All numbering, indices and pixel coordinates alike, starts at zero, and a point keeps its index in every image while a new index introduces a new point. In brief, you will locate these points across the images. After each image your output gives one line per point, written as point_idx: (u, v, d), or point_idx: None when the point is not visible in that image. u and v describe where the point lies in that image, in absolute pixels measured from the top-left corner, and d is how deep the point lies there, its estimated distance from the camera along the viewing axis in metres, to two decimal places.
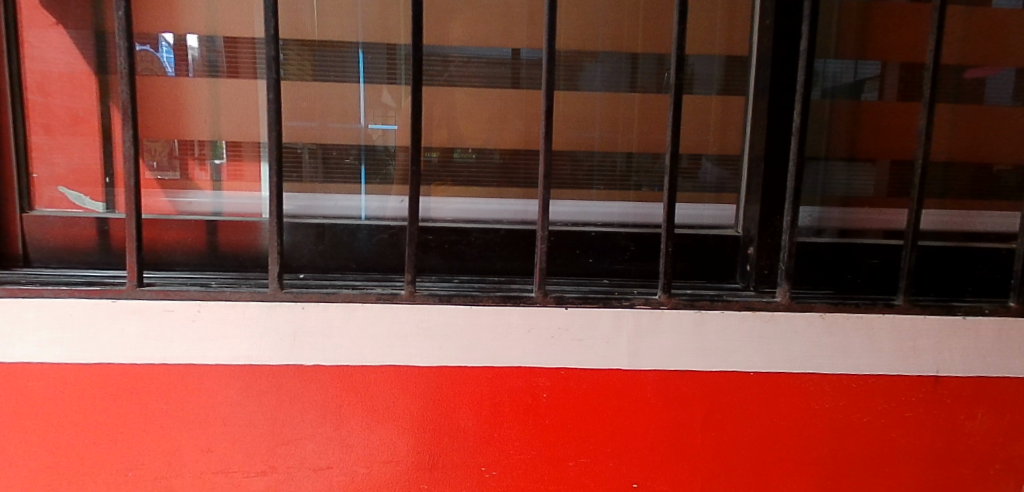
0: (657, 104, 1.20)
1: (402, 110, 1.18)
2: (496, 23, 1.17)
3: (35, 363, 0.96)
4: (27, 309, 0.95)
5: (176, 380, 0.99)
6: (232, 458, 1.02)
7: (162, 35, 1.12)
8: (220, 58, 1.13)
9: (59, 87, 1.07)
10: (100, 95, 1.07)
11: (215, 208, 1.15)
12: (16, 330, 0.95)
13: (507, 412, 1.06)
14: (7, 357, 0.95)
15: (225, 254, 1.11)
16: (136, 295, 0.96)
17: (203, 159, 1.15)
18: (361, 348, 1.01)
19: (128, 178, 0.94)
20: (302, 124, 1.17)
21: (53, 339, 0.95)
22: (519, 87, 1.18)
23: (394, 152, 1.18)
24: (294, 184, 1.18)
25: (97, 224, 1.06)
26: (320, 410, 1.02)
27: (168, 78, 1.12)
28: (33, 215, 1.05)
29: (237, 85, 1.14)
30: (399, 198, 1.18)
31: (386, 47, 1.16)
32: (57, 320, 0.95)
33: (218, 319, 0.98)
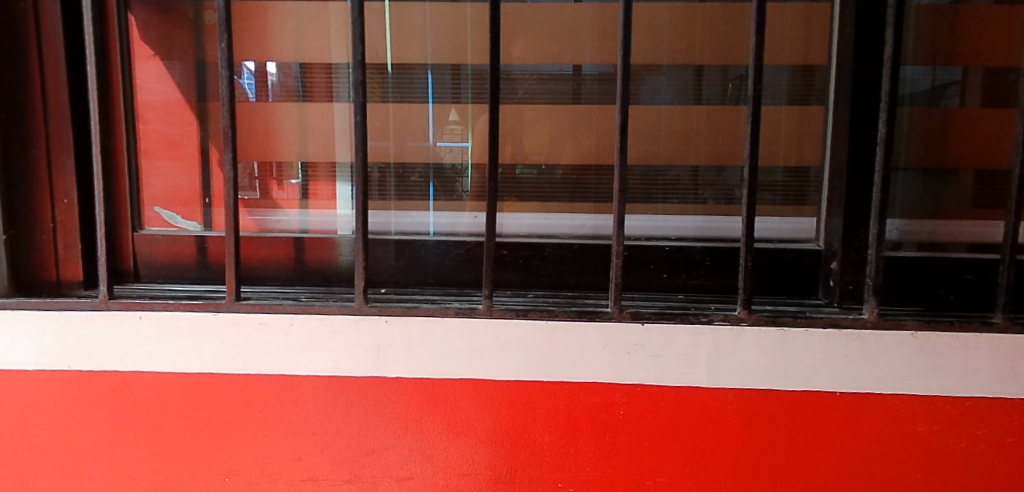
0: (726, 116, 1.18)
1: (476, 128, 1.20)
2: (562, 41, 1.18)
3: (143, 372, 1.02)
4: (139, 321, 1.01)
5: (267, 390, 1.03)
6: (320, 466, 1.05)
7: (243, 63, 1.18)
8: (297, 83, 1.18)
9: (163, 115, 1.14)
10: (200, 121, 1.15)
11: (302, 225, 1.20)
12: (129, 340, 1.02)
13: (584, 427, 1.06)
14: (118, 366, 1.02)
15: (312, 269, 1.16)
16: (235, 308, 1.01)
17: (282, 178, 1.20)
18: (441, 362, 1.04)
19: (229, 198, 1.00)
20: (377, 143, 1.21)
21: (162, 349, 1.02)
22: (580, 102, 1.19)
23: (463, 170, 1.21)
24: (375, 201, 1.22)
25: (197, 241, 1.13)
26: (402, 421, 1.05)
27: (260, 103, 1.19)
28: (143, 234, 1.12)
29: (324, 109, 1.19)
30: (473, 215, 1.21)
31: (452, 68, 1.19)
32: (166, 331, 1.02)
33: (308, 332, 1.02)
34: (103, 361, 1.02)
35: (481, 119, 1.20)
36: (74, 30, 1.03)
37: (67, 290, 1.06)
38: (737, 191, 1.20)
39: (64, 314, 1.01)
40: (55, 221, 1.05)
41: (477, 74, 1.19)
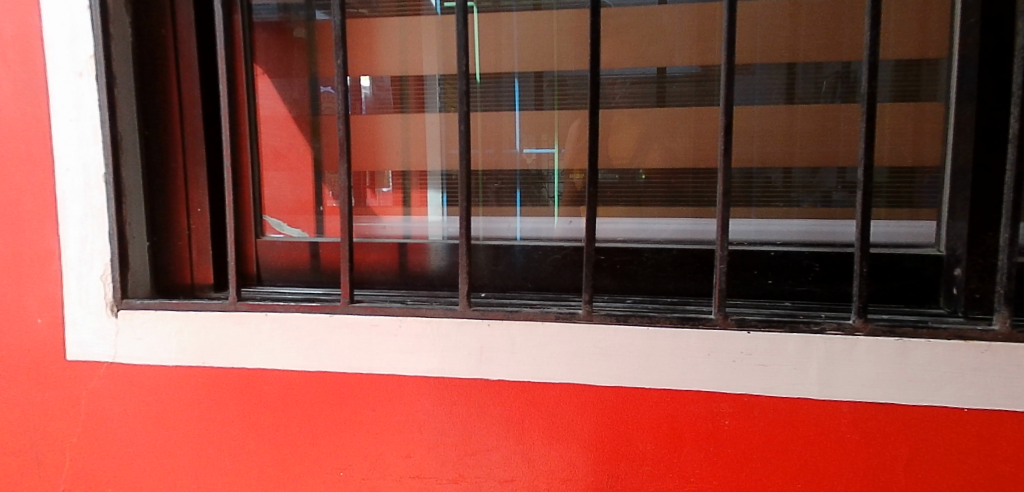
0: (820, 114, 1.14)
1: (573, 133, 1.21)
2: (650, 44, 1.17)
3: (268, 369, 1.08)
4: (264, 321, 1.07)
5: (377, 390, 1.07)
6: (426, 464, 1.08)
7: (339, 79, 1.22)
8: (388, 95, 1.24)
9: (279, 130, 1.22)
10: (313, 134, 1.22)
11: (405, 231, 1.25)
12: (255, 338, 1.07)
13: (687, 437, 1.04)
14: (247, 363, 1.07)
15: (415, 274, 1.20)
16: (349, 310, 1.06)
17: (374, 186, 1.26)
18: (542, 366, 1.05)
19: (343, 205, 1.06)
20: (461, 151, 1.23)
21: (286, 348, 1.07)
22: (664, 105, 1.18)
23: (548, 176, 1.22)
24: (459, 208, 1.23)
25: (311, 248, 1.19)
26: (504, 424, 1.07)
27: (359, 115, 1.24)
28: (264, 241, 1.20)
29: (427, 118, 1.23)
30: (562, 220, 1.21)
31: (534, 75, 1.20)
32: (290, 331, 1.07)
33: (416, 334, 1.06)
34: (232, 357, 1.08)
35: (574, 125, 1.21)
36: (206, 53, 1.12)
37: (199, 292, 1.15)
38: (834, 194, 1.15)
39: (198, 314, 1.07)
40: (190, 230, 1.14)
41: (564, 79, 1.20)
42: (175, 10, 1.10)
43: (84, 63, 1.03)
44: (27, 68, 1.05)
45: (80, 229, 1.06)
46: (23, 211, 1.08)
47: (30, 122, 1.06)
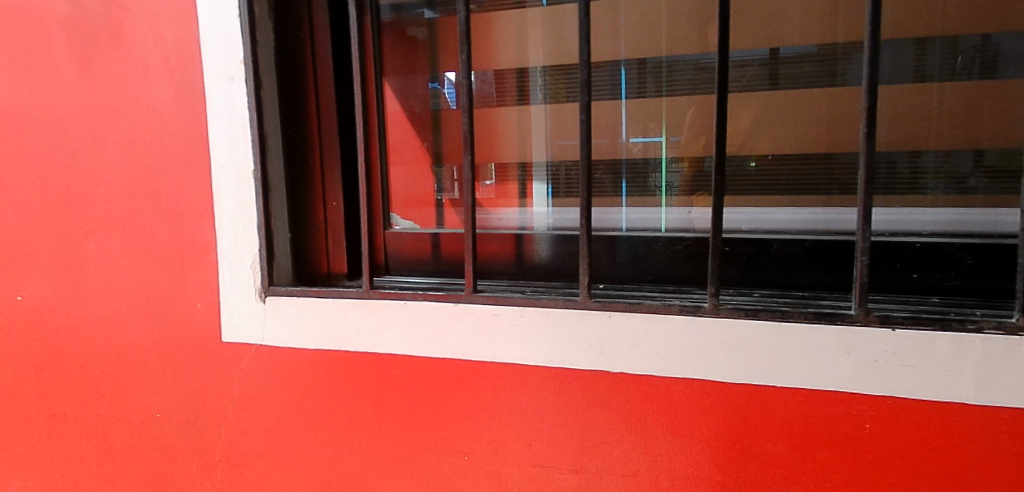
0: (952, 93, 1.04)
1: (691, 120, 1.16)
2: (764, 24, 1.11)
3: (398, 354, 1.12)
4: (394, 308, 1.11)
5: (499, 378, 1.09)
6: (548, 454, 1.08)
7: (446, 74, 1.25)
8: (491, 89, 1.25)
9: (403, 126, 1.27)
10: (434, 129, 1.26)
11: (521, 222, 1.24)
12: (385, 325, 1.11)
13: (823, 440, 0.99)
14: (378, 348, 1.12)
15: (533, 265, 1.20)
16: (472, 300, 1.08)
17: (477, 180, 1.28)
18: (666, 360, 1.02)
19: (467, 197, 1.08)
20: (568, 142, 1.22)
21: (413, 335, 1.11)
22: (777, 87, 1.11)
23: (654, 166, 1.19)
24: (563, 198, 1.23)
25: (433, 238, 1.22)
26: (626, 418, 1.05)
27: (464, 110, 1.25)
28: (392, 233, 1.24)
29: (532, 110, 1.24)
30: (680, 209, 1.17)
31: (637, 62, 1.18)
32: (417, 318, 1.10)
33: (537, 324, 1.06)
34: (364, 343, 1.13)
35: (687, 111, 1.16)
36: (339, 56, 1.17)
37: (335, 281, 1.22)
38: (969, 179, 1.04)
39: (335, 301, 1.13)
40: (326, 222, 1.21)
41: (674, 64, 1.16)
42: (313, 14, 1.16)
43: (235, 67, 1.11)
44: (187, 74, 1.15)
45: (232, 221, 1.15)
46: (184, 205, 1.18)
47: (190, 124, 1.16)
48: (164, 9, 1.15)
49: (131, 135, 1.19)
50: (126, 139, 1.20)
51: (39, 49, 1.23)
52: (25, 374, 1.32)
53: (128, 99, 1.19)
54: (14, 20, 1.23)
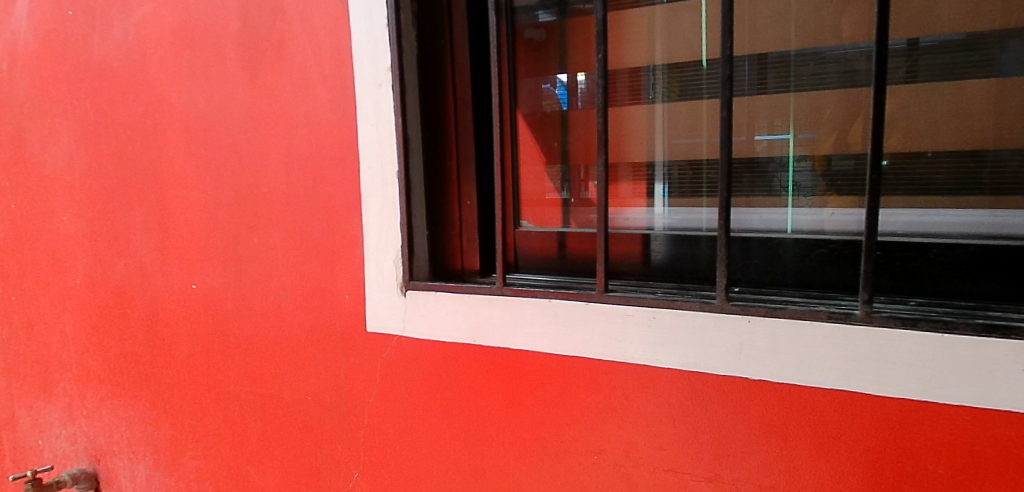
0: None
1: (828, 116, 1.09)
2: (914, 10, 1.02)
3: (531, 350, 1.13)
4: (526, 305, 1.13)
5: (631, 380, 1.07)
6: (681, 459, 1.06)
7: (558, 76, 1.26)
8: (601, 89, 1.23)
9: (534, 126, 1.29)
10: (563, 129, 1.27)
11: (650, 223, 1.21)
12: (517, 321, 1.13)
13: (992, 463, 0.89)
14: (510, 344, 1.14)
15: (661, 266, 1.16)
16: (603, 299, 1.08)
17: (588, 179, 1.26)
18: (810, 368, 0.96)
19: (600, 195, 1.07)
20: (686, 140, 1.19)
21: (544, 332, 1.12)
22: (915, 79, 1.03)
23: (782, 164, 1.13)
24: (682, 199, 1.20)
25: (559, 237, 1.22)
26: (765, 427, 1.00)
27: (576, 111, 1.25)
28: (522, 231, 1.25)
29: (647, 110, 1.22)
30: (830, 212, 1.09)
31: (756, 57, 1.13)
32: (549, 316, 1.11)
33: (671, 326, 1.04)
34: (497, 338, 1.15)
35: (824, 106, 1.10)
36: (477, 60, 1.21)
37: (469, 276, 1.25)
38: None
39: (470, 296, 1.17)
40: (461, 220, 1.25)
41: (799, 59, 1.10)
42: (452, 20, 1.20)
43: (382, 74, 1.18)
44: (339, 81, 1.23)
45: (377, 218, 1.22)
46: (335, 203, 1.26)
47: (341, 127, 1.24)
48: (320, 20, 1.23)
49: (287, 139, 1.29)
50: (283, 143, 1.30)
51: (213, 61, 1.35)
52: (197, 355, 1.47)
53: (286, 105, 1.28)
54: (191, 36, 1.37)
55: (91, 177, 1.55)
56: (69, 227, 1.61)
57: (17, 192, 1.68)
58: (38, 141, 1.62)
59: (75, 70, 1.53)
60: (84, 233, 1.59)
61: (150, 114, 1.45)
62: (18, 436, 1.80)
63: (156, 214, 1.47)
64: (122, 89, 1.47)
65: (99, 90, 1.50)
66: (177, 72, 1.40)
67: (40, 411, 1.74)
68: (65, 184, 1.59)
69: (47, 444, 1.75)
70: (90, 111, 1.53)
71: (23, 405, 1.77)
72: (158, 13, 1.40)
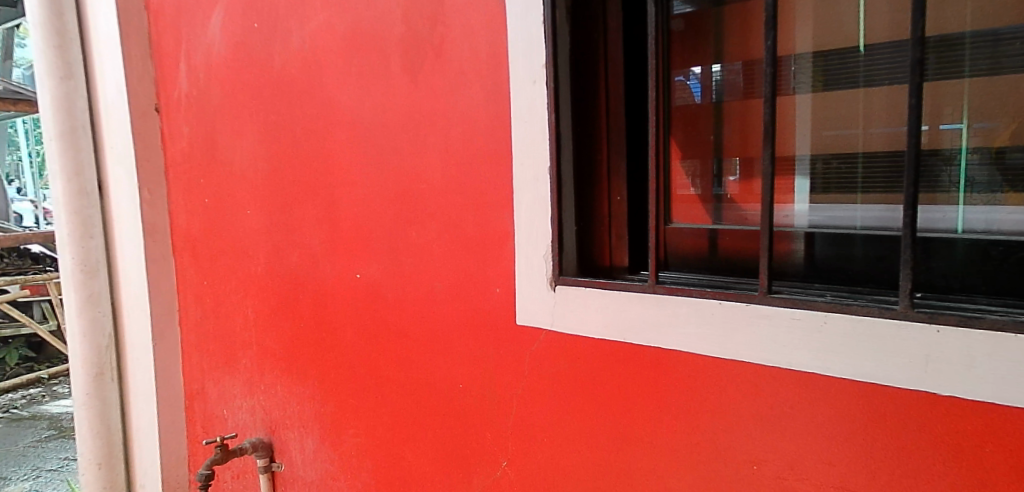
0: None
1: (1012, 103, 0.95)
2: None
3: (685, 351, 1.09)
4: (680, 304, 1.09)
5: (795, 388, 1.01)
6: (853, 477, 0.98)
7: (691, 68, 1.19)
8: (738, 79, 1.14)
9: (683, 122, 1.20)
10: (717, 120, 1.17)
11: (813, 220, 1.10)
12: (670, 321, 1.10)
13: None
14: (663, 343, 1.11)
15: (825, 267, 1.07)
16: (766, 301, 1.02)
17: (718, 176, 1.18)
18: (1013, 388, 0.85)
19: (765, 191, 1.01)
20: (840, 132, 1.07)
21: (699, 333, 1.07)
22: None
23: (954, 157, 0.99)
24: (830, 195, 1.09)
25: (710, 234, 1.17)
26: (955, 451, 0.90)
27: (707, 104, 1.18)
28: (674, 228, 1.20)
29: (794, 101, 1.11)
30: (1017, 209, 0.95)
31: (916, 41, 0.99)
32: (704, 317, 1.07)
33: (844, 332, 0.96)
34: (648, 337, 1.12)
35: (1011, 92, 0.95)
36: (631, 53, 1.19)
37: (617, 274, 1.24)
38: None
39: (621, 294, 1.16)
40: (609, 216, 1.24)
41: (976, 41, 0.96)
42: (608, 15, 1.19)
43: (536, 71, 1.19)
44: (494, 79, 1.26)
45: (528, 214, 1.24)
46: (488, 198, 1.29)
47: (495, 124, 1.27)
48: (477, 21, 1.26)
49: (443, 138, 1.34)
50: (440, 141, 1.35)
51: (377, 65, 1.43)
52: (359, 340, 1.57)
53: (443, 103, 1.33)
54: (359, 42, 1.46)
55: (271, 174, 1.71)
56: (252, 219, 1.78)
57: (212, 188, 1.89)
58: (228, 143, 1.81)
59: (260, 77, 1.69)
60: (265, 225, 1.75)
61: (321, 115, 1.56)
62: (208, 404, 2.02)
63: (325, 208, 1.59)
64: (299, 93, 1.60)
65: (279, 95, 1.65)
66: (346, 76, 1.50)
67: (226, 384, 1.95)
68: (250, 180, 1.76)
69: (231, 413, 1.95)
70: (271, 114, 1.68)
71: (213, 378, 1.99)
72: (330, 22, 1.51)
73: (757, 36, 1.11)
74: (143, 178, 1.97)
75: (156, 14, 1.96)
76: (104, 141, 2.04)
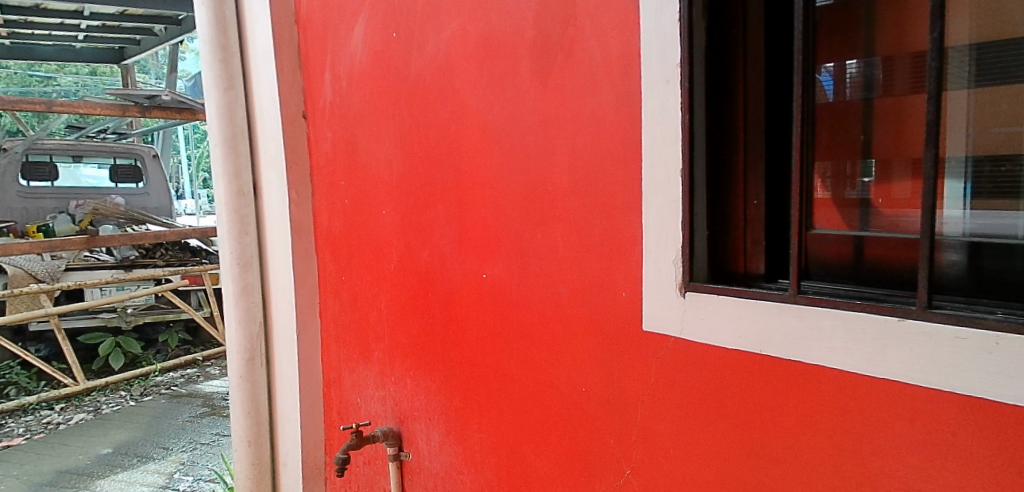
0: None
1: None
2: None
3: (829, 367, 1.03)
4: (825, 317, 1.03)
5: (958, 413, 0.93)
6: None
7: (825, 64, 1.12)
8: (877, 73, 1.07)
9: (830, 121, 1.12)
10: (867, 119, 1.08)
11: (968, 228, 1.00)
12: (814, 334, 1.04)
13: None
14: (804, 357, 1.05)
15: (993, 280, 0.97)
16: (926, 317, 0.94)
17: (853, 177, 1.11)
18: None
19: (926, 198, 0.94)
20: (1005, 131, 0.97)
21: (847, 348, 1.01)
22: None
23: None
24: (985, 200, 0.99)
25: (857, 242, 1.09)
26: None
27: (841, 101, 1.10)
28: (817, 234, 1.13)
29: (948, 96, 1.00)
30: None
31: None
32: (853, 332, 1.01)
33: (1020, 355, 0.87)
34: (788, 350, 1.07)
35: None
36: (772, 51, 1.13)
37: (752, 280, 1.19)
38: None
39: (758, 303, 1.11)
40: (745, 220, 1.18)
41: None
42: (747, 11, 1.15)
43: (670, 71, 1.17)
44: (627, 81, 1.24)
45: (658, 218, 1.21)
46: (617, 201, 1.28)
47: (626, 126, 1.25)
48: (609, 23, 1.26)
49: (573, 141, 1.34)
50: (569, 144, 1.35)
51: (508, 70, 1.46)
52: (485, 339, 1.60)
53: (573, 106, 1.34)
54: (491, 47, 1.50)
55: (406, 177, 1.78)
56: (387, 219, 1.87)
57: (351, 189, 2.00)
58: (367, 147, 1.92)
59: (397, 84, 1.77)
60: (399, 225, 1.83)
61: (453, 120, 1.61)
62: (343, 393, 2.14)
63: (455, 209, 1.64)
64: (433, 99, 1.67)
65: (414, 100, 1.72)
66: (477, 81, 1.54)
67: (360, 374, 2.06)
68: (386, 182, 1.85)
69: (364, 402, 2.06)
70: (407, 119, 1.76)
71: (348, 368, 2.11)
72: (464, 29, 1.55)
73: (916, 28, 1.02)
74: (291, 180, 2.13)
75: (304, 27, 2.11)
76: (259, 146, 2.23)
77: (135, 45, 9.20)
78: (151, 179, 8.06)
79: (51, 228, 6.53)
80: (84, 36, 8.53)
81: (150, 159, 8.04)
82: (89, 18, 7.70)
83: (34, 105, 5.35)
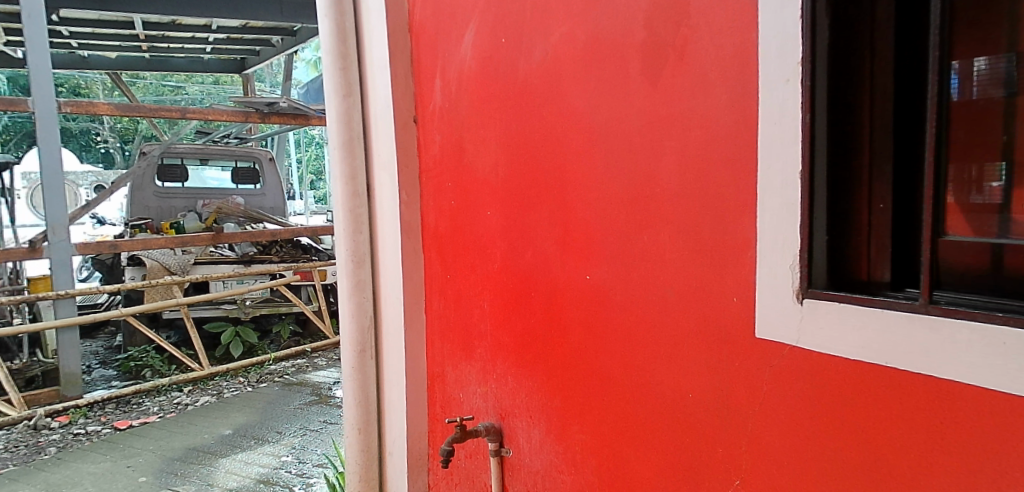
0: None
1: None
2: None
3: (964, 383, 0.97)
4: (960, 329, 0.98)
5: None
6: None
7: (954, 63, 1.02)
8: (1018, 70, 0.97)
9: (964, 123, 1.02)
10: (1007, 120, 0.98)
11: None
12: (947, 347, 0.99)
13: None
14: (936, 371, 1.00)
15: None
16: None
17: (985, 182, 1.01)
18: None
19: None
20: None
21: (985, 364, 0.95)
22: None
23: None
24: None
25: (995, 249, 1.00)
26: None
27: (969, 101, 1.01)
28: (950, 241, 1.04)
29: None
30: None
31: None
32: (992, 347, 0.94)
33: None
34: (918, 363, 1.02)
35: None
36: (903, 49, 1.08)
37: (875, 289, 1.13)
38: None
39: (883, 312, 1.07)
40: (869, 226, 1.13)
41: None
42: (875, 7, 1.10)
43: (790, 70, 1.14)
44: (743, 82, 1.21)
45: (773, 221, 1.19)
46: (729, 204, 1.25)
47: (740, 127, 1.22)
48: (724, 22, 1.23)
49: (683, 143, 1.33)
50: (679, 146, 1.34)
51: (617, 72, 1.46)
52: (588, 340, 1.61)
53: (684, 108, 1.32)
54: (600, 50, 1.50)
55: (511, 179, 1.82)
56: (492, 220, 1.91)
57: (458, 190, 2.06)
58: (473, 149, 1.97)
59: (504, 88, 1.81)
60: (504, 226, 1.87)
61: (560, 122, 1.63)
62: (446, 387, 2.21)
63: (560, 211, 1.65)
64: (540, 101, 1.69)
65: (521, 104, 1.75)
66: (585, 83, 1.54)
67: (463, 371, 2.11)
68: (492, 184, 1.90)
69: (466, 397, 2.11)
70: (514, 122, 1.79)
71: (451, 364, 2.17)
72: (573, 32, 1.57)
73: None
74: (402, 182, 2.22)
75: (417, 35, 2.19)
76: (373, 149, 2.34)
77: (256, 55, 9.83)
78: (268, 181, 8.58)
79: (182, 226, 7.10)
80: (212, 49, 9.21)
81: (267, 162, 8.57)
82: (216, 31, 8.30)
83: (170, 112, 5.84)
